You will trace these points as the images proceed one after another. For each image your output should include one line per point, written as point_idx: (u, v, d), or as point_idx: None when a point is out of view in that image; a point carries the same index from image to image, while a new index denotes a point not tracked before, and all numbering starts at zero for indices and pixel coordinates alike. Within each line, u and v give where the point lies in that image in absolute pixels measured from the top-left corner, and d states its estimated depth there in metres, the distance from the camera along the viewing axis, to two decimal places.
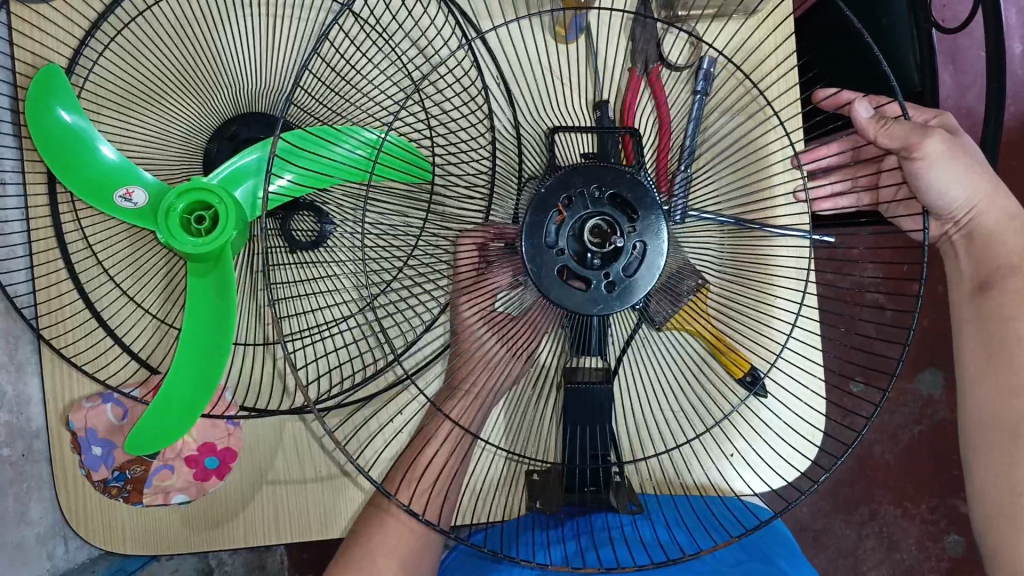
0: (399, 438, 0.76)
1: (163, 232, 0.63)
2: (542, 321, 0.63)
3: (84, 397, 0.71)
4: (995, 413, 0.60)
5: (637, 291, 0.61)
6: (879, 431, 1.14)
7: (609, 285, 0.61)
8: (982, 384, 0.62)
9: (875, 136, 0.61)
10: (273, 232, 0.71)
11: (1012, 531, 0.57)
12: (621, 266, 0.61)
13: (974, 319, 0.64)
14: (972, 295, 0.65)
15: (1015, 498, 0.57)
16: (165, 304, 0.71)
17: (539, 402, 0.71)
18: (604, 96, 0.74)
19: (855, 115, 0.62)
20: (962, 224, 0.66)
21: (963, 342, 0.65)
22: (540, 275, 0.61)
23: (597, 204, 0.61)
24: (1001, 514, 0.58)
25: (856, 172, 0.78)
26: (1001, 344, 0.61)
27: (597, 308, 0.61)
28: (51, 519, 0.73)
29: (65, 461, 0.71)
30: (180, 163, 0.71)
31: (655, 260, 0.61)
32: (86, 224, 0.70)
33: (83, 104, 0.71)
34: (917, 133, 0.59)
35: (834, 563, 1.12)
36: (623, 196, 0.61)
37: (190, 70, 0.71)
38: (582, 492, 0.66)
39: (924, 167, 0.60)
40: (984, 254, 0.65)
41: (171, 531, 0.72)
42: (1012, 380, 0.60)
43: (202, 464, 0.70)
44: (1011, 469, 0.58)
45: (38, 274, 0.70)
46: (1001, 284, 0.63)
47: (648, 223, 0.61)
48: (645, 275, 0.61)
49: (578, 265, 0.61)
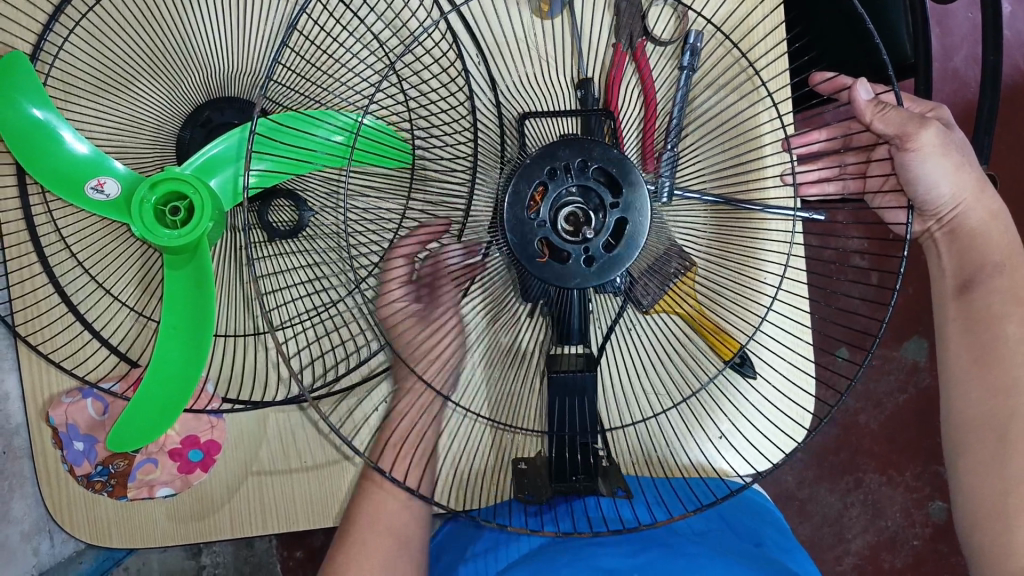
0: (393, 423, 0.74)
1: (138, 227, 0.63)
2: (503, 287, 0.65)
3: (63, 392, 0.69)
4: (989, 410, 0.59)
5: (618, 267, 0.60)
6: (864, 399, 1.14)
7: (589, 260, 0.59)
8: (969, 383, 0.61)
9: (872, 121, 0.62)
10: (250, 219, 0.69)
11: (1001, 531, 0.57)
12: (602, 243, 0.59)
13: (959, 317, 0.64)
14: (956, 294, 0.65)
15: (1003, 495, 0.57)
16: (143, 296, 0.69)
17: (521, 380, 0.70)
18: (589, 74, 0.71)
19: (855, 96, 0.63)
20: (945, 221, 0.67)
21: (947, 340, 0.64)
22: (521, 246, 0.59)
23: (581, 177, 0.59)
24: (989, 515, 0.58)
25: (843, 159, 0.77)
26: (992, 345, 0.61)
27: (576, 282, 0.59)
28: (34, 514, 0.72)
29: (47, 456, 0.69)
30: (151, 153, 0.69)
31: (638, 236, 0.60)
32: (58, 217, 0.68)
33: (50, 91, 0.68)
34: (914, 123, 0.61)
35: (819, 532, 1.13)
36: (609, 170, 0.60)
37: (160, 54, 0.69)
38: (565, 481, 0.65)
39: (918, 159, 0.62)
40: (970, 252, 0.65)
41: (156, 524, 0.71)
42: (1004, 377, 0.59)
43: (185, 457, 0.70)
44: (1002, 469, 0.57)
45: (9, 268, 0.68)
46: (986, 283, 0.63)
47: (632, 199, 0.60)
48: (626, 251, 0.59)
49: (560, 238, 0.59)
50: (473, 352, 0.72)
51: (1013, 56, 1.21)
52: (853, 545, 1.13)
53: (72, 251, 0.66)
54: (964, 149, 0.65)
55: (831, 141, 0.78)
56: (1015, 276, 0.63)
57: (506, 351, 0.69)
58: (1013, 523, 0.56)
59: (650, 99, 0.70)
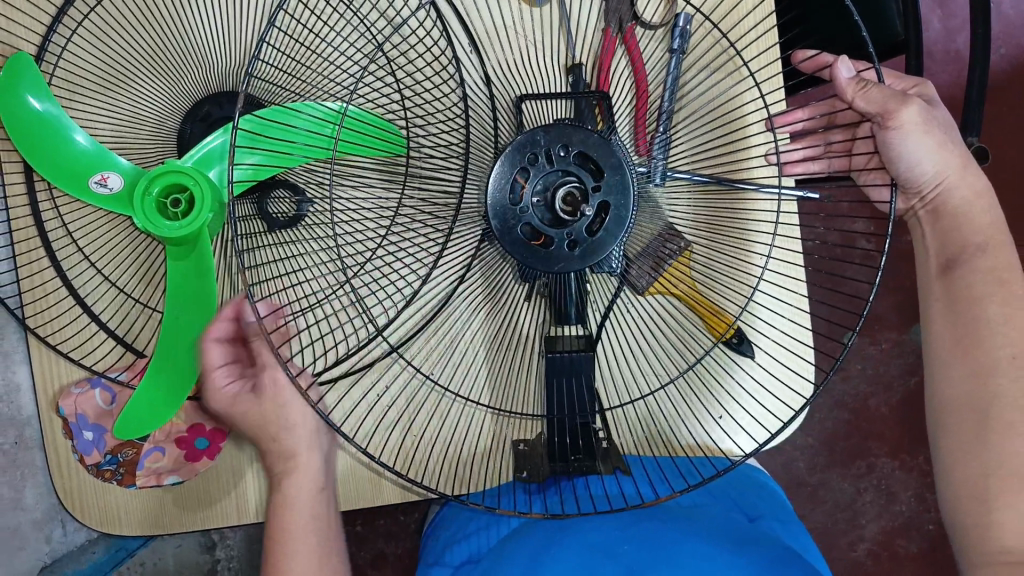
0: (396, 414, 0.75)
1: (140, 219, 0.65)
2: (501, 266, 0.66)
3: (72, 383, 0.71)
4: (967, 393, 0.61)
5: (602, 250, 0.63)
6: (874, 383, 1.14)
7: (572, 245, 0.63)
8: (951, 365, 0.63)
9: (854, 99, 0.64)
10: (248, 211, 0.72)
11: (981, 512, 0.59)
12: (585, 225, 0.63)
13: (942, 297, 0.65)
14: (939, 274, 0.65)
15: (984, 477, 0.59)
16: (148, 288, 0.71)
17: (515, 362, 0.71)
18: (579, 60, 0.72)
19: (837, 75, 0.64)
20: (927, 199, 0.67)
21: (930, 321, 0.65)
22: (505, 234, 0.62)
23: (564, 163, 0.62)
24: (971, 496, 0.59)
25: (829, 137, 0.77)
26: (973, 327, 0.62)
27: (559, 265, 0.63)
28: (46, 503, 0.74)
29: (58, 447, 0.71)
30: (153, 148, 0.71)
31: (621, 218, 0.63)
32: (64, 211, 0.70)
33: (54, 90, 0.70)
34: (895, 100, 0.62)
35: (832, 518, 1.13)
36: (590, 154, 0.63)
37: (159, 51, 0.70)
38: (565, 461, 0.67)
39: (899, 137, 0.63)
40: (953, 233, 0.66)
41: (166, 511, 0.73)
42: (984, 358, 0.61)
43: (192, 444, 0.72)
44: (981, 450, 0.59)
45: (18, 263, 0.69)
46: (968, 263, 0.64)
47: (613, 183, 0.63)
48: (607, 235, 0.63)
49: (543, 223, 0.62)
50: (470, 334, 0.72)
51: (1016, 37, 1.22)
52: (867, 530, 1.13)
53: (79, 246, 0.68)
54: (947, 129, 0.65)
55: (816, 120, 0.79)
56: (998, 258, 0.63)
57: (503, 332, 0.70)
58: (991, 505, 0.58)
59: (640, 82, 0.71)
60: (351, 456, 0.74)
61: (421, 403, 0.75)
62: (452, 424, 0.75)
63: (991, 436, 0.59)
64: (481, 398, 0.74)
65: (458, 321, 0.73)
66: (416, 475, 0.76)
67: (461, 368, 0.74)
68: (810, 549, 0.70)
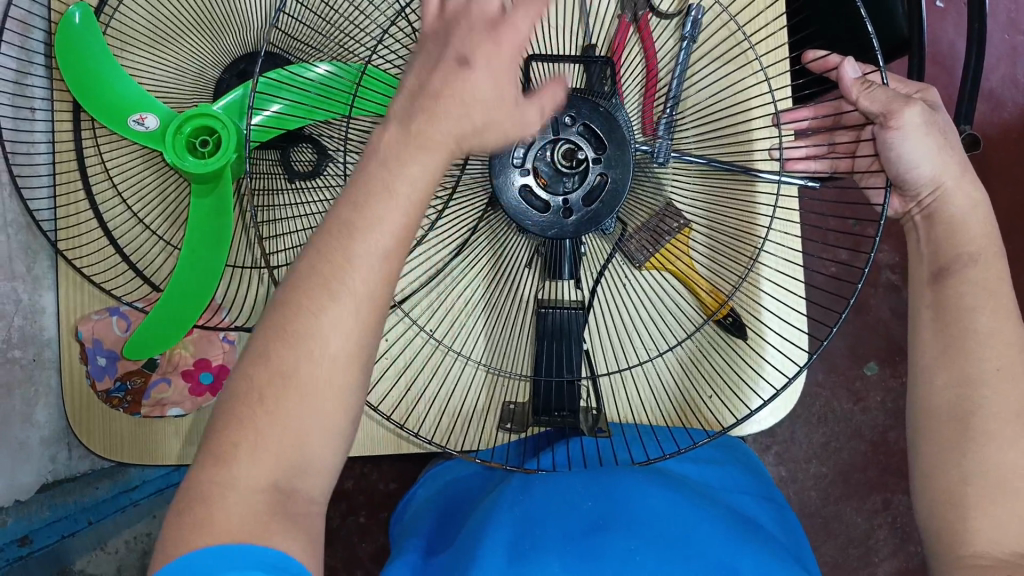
0: (405, 369, 0.78)
1: (169, 152, 0.70)
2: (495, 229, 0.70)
3: (92, 311, 0.75)
4: (950, 402, 0.58)
5: (595, 223, 0.65)
6: (893, 416, 1.17)
7: (567, 212, 0.65)
8: (937, 374, 0.59)
9: (859, 99, 0.67)
10: (274, 163, 0.76)
11: (957, 518, 0.55)
12: (580, 197, 0.65)
13: (932, 304, 0.61)
14: (930, 281, 0.62)
15: (963, 486, 0.55)
16: (172, 227, 0.77)
17: (512, 323, 0.74)
18: (594, 41, 0.75)
19: (843, 76, 0.68)
20: (924, 204, 0.66)
21: (918, 326, 0.62)
22: (503, 192, 0.64)
23: (566, 131, 0.64)
24: (948, 501, 0.56)
25: (833, 138, 0.80)
26: (957, 335, 0.59)
27: (553, 231, 0.65)
28: (57, 424, 0.78)
29: (73, 370, 0.75)
30: (194, 94, 0.77)
31: (617, 191, 0.64)
32: (103, 147, 0.75)
33: (109, 41, 0.76)
34: (898, 101, 0.64)
35: (844, 553, 1.15)
36: (592, 127, 0.65)
37: (205, 10, 0.76)
38: (549, 415, 0.69)
39: (900, 137, 0.64)
40: (947, 241, 0.63)
41: (166, 441, 0.76)
42: (968, 369, 0.58)
43: (197, 379, 0.76)
44: (959, 459, 0.56)
45: (59, 192, 0.74)
46: (961, 272, 0.60)
47: (615, 157, 0.65)
48: (604, 205, 0.65)
49: (540, 187, 0.65)
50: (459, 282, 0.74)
51: None
52: (880, 568, 1.15)
53: (114, 180, 0.73)
54: (947, 132, 0.65)
55: (822, 120, 0.81)
56: (990, 268, 0.60)
57: (502, 292, 0.73)
58: (968, 512, 0.55)
59: (651, 69, 0.74)
60: (373, 420, 0.78)
61: (420, 364, 0.78)
62: (453, 383, 0.77)
63: (973, 444, 0.56)
64: (477, 356, 0.76)
65: (456, 279, 0.74)
66: (416, 426, 0.79)
67: (455, 323, 0.76)
68: (804, 546, 0.67)
